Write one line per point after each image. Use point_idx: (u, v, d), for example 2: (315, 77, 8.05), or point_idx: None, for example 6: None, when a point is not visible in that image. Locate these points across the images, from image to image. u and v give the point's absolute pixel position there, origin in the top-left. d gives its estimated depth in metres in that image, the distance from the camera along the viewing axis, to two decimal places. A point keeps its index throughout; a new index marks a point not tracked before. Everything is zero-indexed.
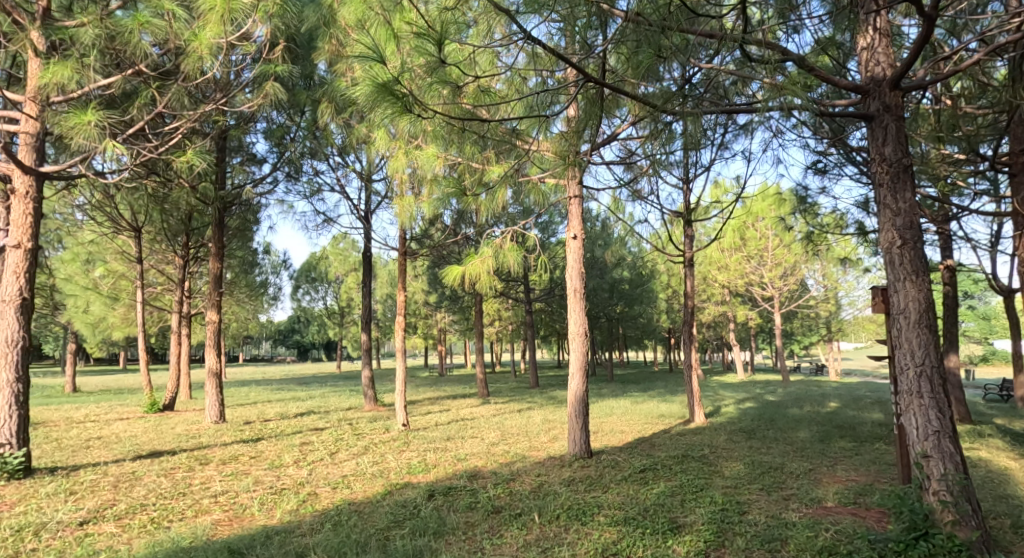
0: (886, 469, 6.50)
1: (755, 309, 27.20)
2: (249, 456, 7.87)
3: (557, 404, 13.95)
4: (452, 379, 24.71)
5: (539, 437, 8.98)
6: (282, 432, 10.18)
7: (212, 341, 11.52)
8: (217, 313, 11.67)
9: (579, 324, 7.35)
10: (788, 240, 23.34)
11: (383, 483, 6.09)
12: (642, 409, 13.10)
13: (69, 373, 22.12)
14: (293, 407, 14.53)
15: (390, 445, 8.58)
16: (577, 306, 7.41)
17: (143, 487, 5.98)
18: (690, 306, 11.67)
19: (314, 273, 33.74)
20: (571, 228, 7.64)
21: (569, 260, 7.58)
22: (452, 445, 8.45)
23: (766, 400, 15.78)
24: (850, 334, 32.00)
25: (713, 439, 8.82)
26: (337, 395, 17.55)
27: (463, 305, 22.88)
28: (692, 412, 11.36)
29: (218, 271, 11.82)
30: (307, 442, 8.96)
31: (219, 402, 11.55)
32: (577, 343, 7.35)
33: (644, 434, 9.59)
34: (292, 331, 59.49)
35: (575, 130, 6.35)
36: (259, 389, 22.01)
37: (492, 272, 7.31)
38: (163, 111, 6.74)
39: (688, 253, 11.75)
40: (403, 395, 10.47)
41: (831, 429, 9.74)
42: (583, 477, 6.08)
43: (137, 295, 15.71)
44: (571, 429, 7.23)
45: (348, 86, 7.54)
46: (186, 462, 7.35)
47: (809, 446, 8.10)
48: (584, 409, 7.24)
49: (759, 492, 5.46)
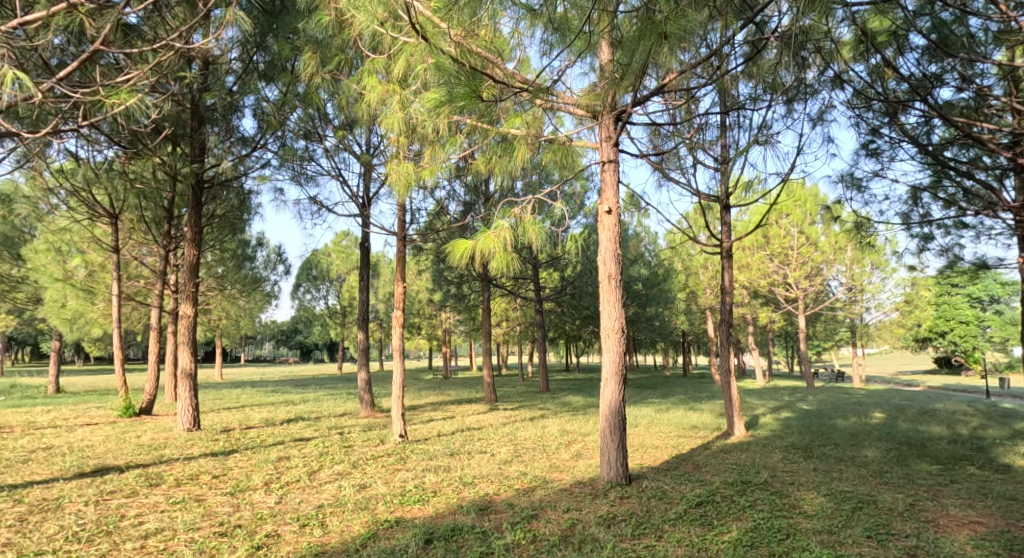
0: (1012, 507, 5.13)
1: (778, 311, 25.71)
2: (211, 475, 6.52)
3: (574, 412, 12.58)
4: (457, 381, 23.42)
5: (560, 454, 7.59)
6: (261, 443, 8.83)
7: (185, 337, 10.18)
8: (193, 307, 10.33)
9: (614, 319, 5.99)
10: (814, 238, 22.03)
11: (368, 519, 4.75)
12: (669, 419, 11.76)
13: (52, 373, 20.93)
14: (281, 412, 13.19)
15: (384, 463, 7.20)
16: (611, 295, 6.05)
17: (60, 519, 4.67)
18: (727, 303, 10.22)
19: (315, 271, 32.30)
20: (605, 200, 6.24)
21: (601, 238, 6.19)
22: (456, 464, 7.06)
23: (801, 409, 14.35)
24: (875, 337, 30.43)
25: (767, 459, 7.42)
26: (332, 399, 16.20)
27: (468, 303, 21.55)
28: (730, 423, 9.97)
29: (195, 258, 10.48)
30: (288, 457, 7.62)
31: (192, 407, 10.16)
32: (611, 341, 5.99)
33: (682, 450, 8.24)
34: (295, 331, 58.17)
35: (632, 55, 5.16)
36: (253, 391, 20.71)
37: (510, 250, 6.04)
38: (102, 49, 5.53)
39: (726, 241, 10.32)
40: (401, 402, 9.10)
41: (901, 447, 8.33)
42: (625, 514, 4.76)
43: (114, 287, 14.39)
44: (605, 451, 5.88)
45: (333, 25, 6.26)
46: (131, 483, 6.01)
47: (889, 469, 6.73)
48: (620, 425, 5.84)
49: (870, 544, 4.14)
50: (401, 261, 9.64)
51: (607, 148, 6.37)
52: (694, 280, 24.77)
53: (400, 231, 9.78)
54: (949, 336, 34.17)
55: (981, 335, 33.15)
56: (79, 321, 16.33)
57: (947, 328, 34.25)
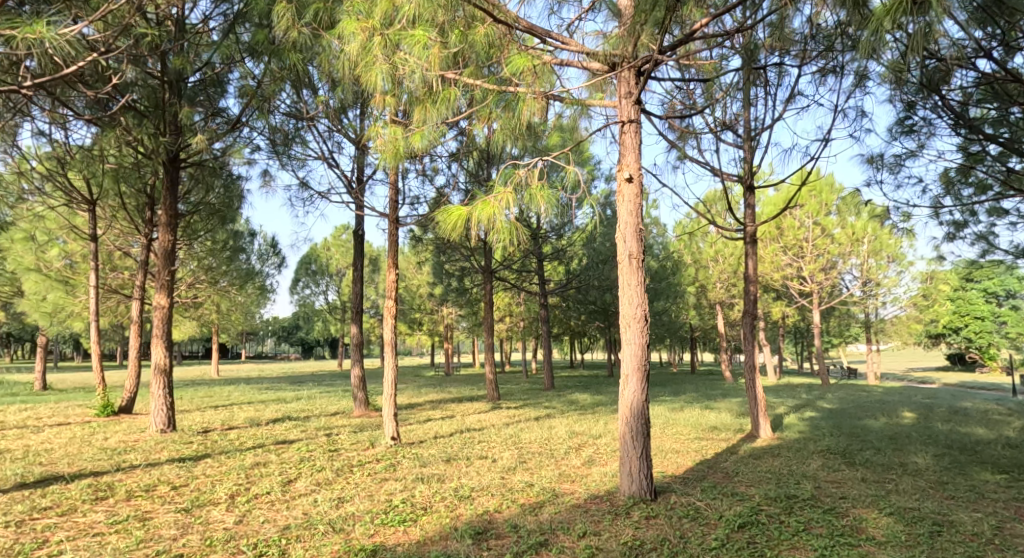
0: None
1: (792, 306, 24.74)
2: (170, 486, 5.67)
3: (583, 411, 11.71)
4: (459, 379, 22.63)
5: (571, 460, 6.74)
6: (239, 447, 7.98)
7: (159, 330, 9.34)
8: (169, 298, 9.48)
9: (636, 307, 5.13)
10: (830, 229, 21.18)
11: (339, 547, 4.00)
12: (685, 419, 10.88)
13: (39, 371, 20.12)
14: (270, 411, 12.34)
15: (371, 471, 6.31)
16: (633, 278, 5.18)
17: None
18: (752, 293, 9.31)
19: (314, 265, 31.44)
20: (625, 166, 5.35)
21: (620, 212, 5.30)
22: (454, 473, 6.20)
23: (824, 408, 13.44)
24: (891, 333, 29.37)
25: (805, 466, 6.57)
26: (326, 397, 15.33)
27: (470, 296, 20.67)
28: (754, 424, 9.10)
29: (170, 245, 9.63)
30: (264, 464, 6.76)
31: (166, 406, 9.32)
32: (632, 332, 5.13)
33: (706, 455, 7.38)
34: (297, 327, 57.38)
35: None
36: (247, 388, 19.84)
37: (512, 220, 5.34)
38: None
39: (750, 225, 9.43)
40: (393, 401, 8.24)
41: (951, 451, 7.46)
42: (657, 543, 3.96)
43: (91, 278, 13.53)
44: (625, 460, 5.02)
45: None
46: (74, 496, 5.19)
47: (951, 480, 5.85)
48: (643, 429, 4.99)
49: None
50: (393, 247, 8.74)
51: (627, 106, 5.43)
52: (704, 273, 23.82)
53: (392, 213, 8.91)
54: (963, 332, 33.26)
55: (997, 331, 32.15)
56: (61, 316, 15.49)
57: (962, 324, 33.30)
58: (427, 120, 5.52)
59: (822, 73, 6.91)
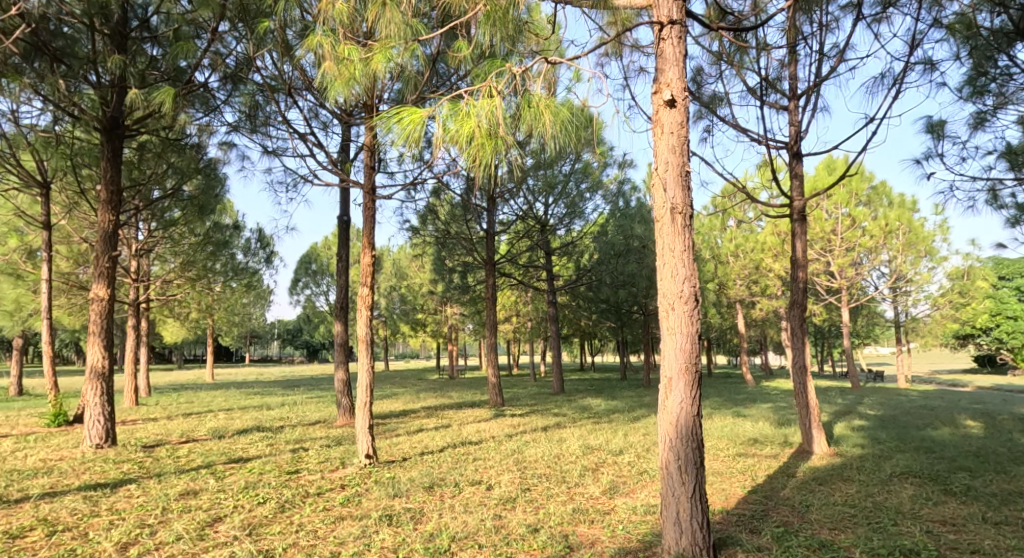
0: None
1: (819, 303, 23.00)
2: (49, 530, 4.24)
3: (600, 419, 10.14)
4: (464, 383, 21.17)
5: (587, 487, 5.24)
6: (179, 467, 6.52)
7: (97, 325, 7.90)
8: (110, 289, 8.06)
9: (683, 281, 3.63)
10: (862, 219, 19.48)
11: None
12: (719, 428, 9.34)
13: (13, 374, 18.85)
14: (244, 419, 10.92)
15: (325, 506, 4.83)
16: (676, 241, 3.68)
17: None
18: (803, 280, 7.74)
19: (314, 263, 30.05)
20: (666, 85, 3.83)
21: (659, 150, 3.80)
22: (433, 507, 4.72)
23: (871, 415, 11.75)
24: (922, 332, 27.39)
25: (890, 497, 5.03)
26: (314, 403, 13.93)
27: (474, 293, 19.15)
28: (809, 437, 7.52)
29: (113, 226, 8.21)
30: (194, 493, 5.28)
31: (106, 416, 7.90)
32: (678, 316, 3.62)
33: (754, 478, 5.85)
34: (302, 330, 56.19)
35: None
36: (233, 392, 18.34)
37: (498, 136, 4.08)
38: None
39: (798, 199, 7.90)
40: (368, 411, 6.74)
41: None
42: None
43: (48, 270, 12.10)
44: (668, 499, 3.53)
45: None
46: None
47: None
48: (695, 454, 3.50)
49: None
50: (368, 224, 7.27)
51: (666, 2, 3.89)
52: (723, 269, 22.21)
53: (368, 183, 7.42)
54: (995, 332, 31.13)
55: None
56: (23, 314, 14.26)
57: (994, 324, 31.13)
58: (386, 25, 4.19)
59: (880, 17, 5.66)
